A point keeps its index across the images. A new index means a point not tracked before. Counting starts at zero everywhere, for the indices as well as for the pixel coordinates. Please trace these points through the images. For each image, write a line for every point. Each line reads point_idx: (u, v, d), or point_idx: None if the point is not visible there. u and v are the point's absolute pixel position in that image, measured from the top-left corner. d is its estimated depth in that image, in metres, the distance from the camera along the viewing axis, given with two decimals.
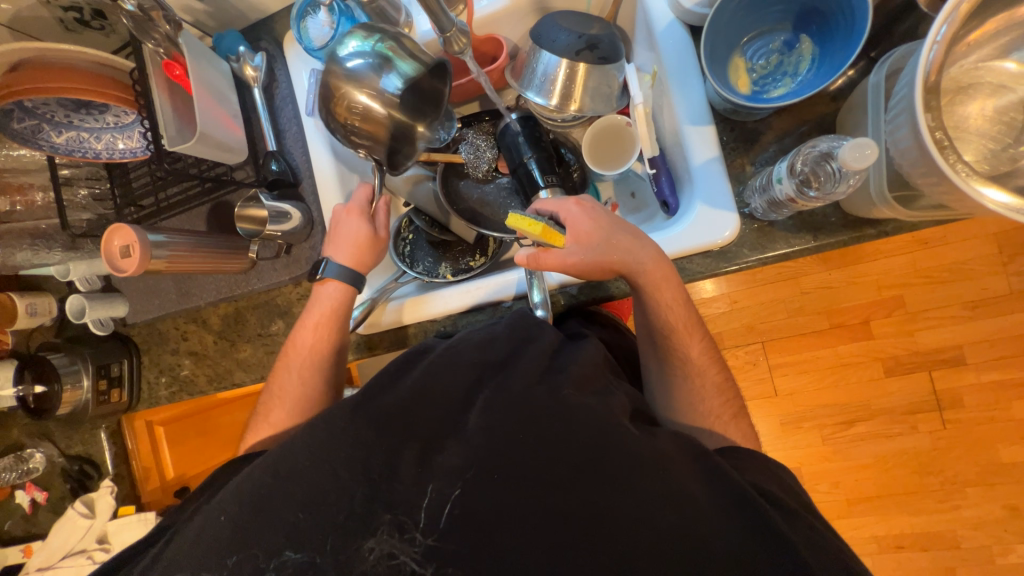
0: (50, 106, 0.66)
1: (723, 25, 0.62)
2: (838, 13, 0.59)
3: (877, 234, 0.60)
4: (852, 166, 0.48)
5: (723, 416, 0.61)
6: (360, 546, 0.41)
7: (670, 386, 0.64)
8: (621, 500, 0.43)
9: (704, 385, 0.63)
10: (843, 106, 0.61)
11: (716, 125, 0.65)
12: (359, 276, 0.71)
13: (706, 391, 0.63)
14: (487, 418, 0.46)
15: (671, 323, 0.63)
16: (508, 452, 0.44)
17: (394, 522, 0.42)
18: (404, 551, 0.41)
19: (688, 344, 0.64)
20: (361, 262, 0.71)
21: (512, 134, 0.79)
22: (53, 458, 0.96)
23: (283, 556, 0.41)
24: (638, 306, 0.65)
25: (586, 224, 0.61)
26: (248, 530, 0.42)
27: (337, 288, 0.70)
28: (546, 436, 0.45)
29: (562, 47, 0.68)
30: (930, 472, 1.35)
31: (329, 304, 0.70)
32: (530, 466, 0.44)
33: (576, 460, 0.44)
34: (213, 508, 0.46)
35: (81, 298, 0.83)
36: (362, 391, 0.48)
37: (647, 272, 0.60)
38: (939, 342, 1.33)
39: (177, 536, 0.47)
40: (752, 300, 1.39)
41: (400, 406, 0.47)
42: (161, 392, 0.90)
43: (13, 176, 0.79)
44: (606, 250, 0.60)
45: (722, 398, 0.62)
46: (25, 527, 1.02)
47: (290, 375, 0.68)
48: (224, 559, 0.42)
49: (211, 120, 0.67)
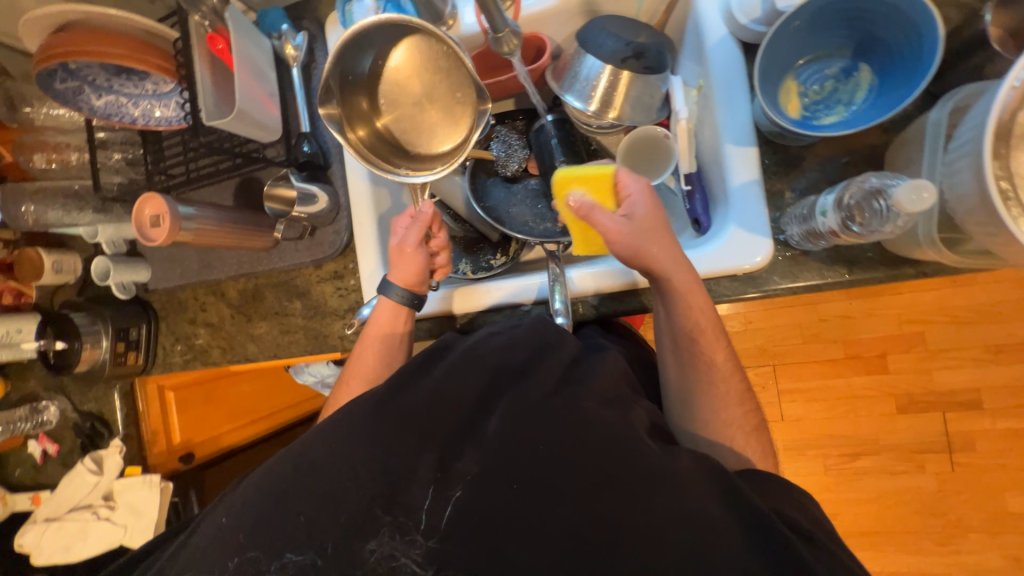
0: (92, 69, 0.65)
1: (780, 45, 0.61)
2: (903, 47, 0.58)
3: (914, 274, 0.59)
4: (905, 209, 0.47)
5: (745, 426, 0.60)
6: (360, 548, 0.42)
7: (690, 399, 0.63)
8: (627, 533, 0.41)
9: (726, 395, 0.61)
10: (895, 139, 0.60)
11: (759, 146, 0.64)
12: (404, 285, 0.68)
13: (730, 400, 0.61)
14: (497, 430, 0.46)
15: (696, 331, 0.61)
16: (515, 467, 0.44)
17: (395, 525, 0.42)
18: (405, 552, 0.42)
19: (714, 352, 0.62)
20: (401, 269, 0.68)
21: (545, 135, 0.79)
22: (66, 412, 0.99)
23: (284, 558, 0.42)
24: (665, 312, 0.63)
25: (644, 210, 0.61)
26: (254, 529, 0.43)
27: (389, 307, 0.68)
28: (557, 454, 0.44)
29: (607, 52, 0.66)
30: (932, 513, 1.32)
31: (381, 319, 0.68)
32: (538, 484, 0.43)
33: (585, 484, 0.43)
34: (227, 501, 0.47)
35: (107, 260, 0.85)
36: (383, 389, 0.49)
37: (681, 276, 0.59)
38: (957, 383, 1.30)
39: (194, 530, 0.48)
40: (768, 322, 1.37)
41: (417, 408, 0.47)
42: (176, 358, 0.91)
43: (52, 136, 0.80)
44: (658, 242, 0.60)
45: (744, 408, 0.61)
46: (33, 476, 1.04)
47: (343, 387, 0.68)
48: (227, 560, 0.43)
49: (250, 97, 0.68)
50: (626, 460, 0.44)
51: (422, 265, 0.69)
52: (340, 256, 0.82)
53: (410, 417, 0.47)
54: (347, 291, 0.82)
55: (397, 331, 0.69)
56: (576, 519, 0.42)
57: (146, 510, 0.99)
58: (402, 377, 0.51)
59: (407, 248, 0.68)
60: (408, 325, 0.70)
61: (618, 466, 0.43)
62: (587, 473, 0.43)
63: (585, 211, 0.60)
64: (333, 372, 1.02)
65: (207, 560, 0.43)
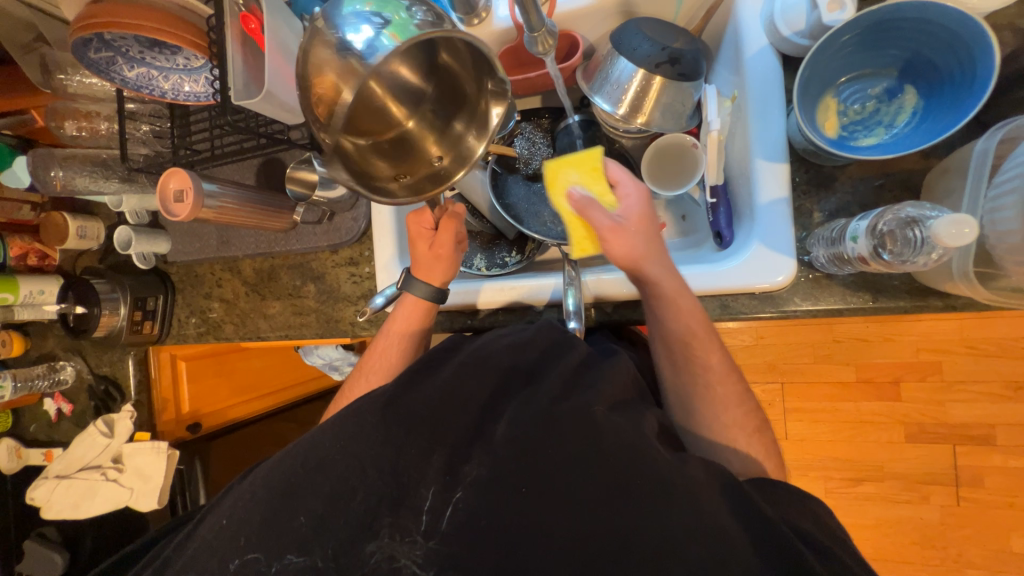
0: (126, 41, 0.65)
1: (824, 60, 0.59)
2: (953, 68, 0.56)
3: (942, 307, 0.57)
4: (946, 243, 0.45)
5: (745, 426, 0.59)
6: (361, 549, 0.43)
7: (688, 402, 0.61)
8: (623, 557, 0.41)
9: (719, 394, 0.60)
10: (935, 165, 0.58)
11: (790, 164, 0.62)
12: (435, 289, 0.69)
13: (725, 398, 0.60)
14: (499, 441, 0.46)
15: (688, 335, 0.60)
16: (515, 478, 0.44)
17: (395, 526, 0.44)
18: (404, 554, 0.43)
19: (708, 357, 0.60)
20: (434, 275, 0.69)
21: (570, 136, 0.79)
22: (82, 374, 1.02)
23: (285, 560, 0.44)
24: (656, 317, 0.61)
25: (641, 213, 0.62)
26: (254, 531, 0.45)
27: (412, 304, 0.69)
28: (558, 472, 0.44)
29: (641, 56, 0.65)
30: (932, 546, 1.30)
31: (402, 316, 0.69)
32: (539, 497, 0.43)
33: (585, 505, 0.43)
34: (233, 499, 0.49)
35: (129, 230, 0.86)
36: (390, 391, 0.50)
37: (669, 280, 0.59)
38: (970, 417, 1.27)
39: (203, 523, 0.50)
40: (779, 338, 1.34)
41: (418, 411, 0.49)
42: (190, 330, 0.93)
43: (82, 103, 0.81)
44: (655, 245, 0.60)
45: (744, 408, 0.60)
46: (47, 433, 1.07)
47: (360, 379, 0.69)
48: (227, 562, 0.44)
49: (280, 79, 0.67)
50: (629, 480, 0.43)
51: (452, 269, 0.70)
52: (356, 243, 0.83)
53: (416, 417, 0.48)
54: (362, 278, 0.82)
55: (420, 330, 0.70)
56: (573, 541, 0.42)
57: (153, 474, 1.01)
58: (404, 380, 0.52)
59: (439, 249, 0.69)
60: (428, 325, 0.71)
61: (620, 486, 0.43)
62: (586, 487, 0.43)
63: (582, 207, 0.62)
64: (342, 355, 1.02)
65: (212, 551, 0.45)
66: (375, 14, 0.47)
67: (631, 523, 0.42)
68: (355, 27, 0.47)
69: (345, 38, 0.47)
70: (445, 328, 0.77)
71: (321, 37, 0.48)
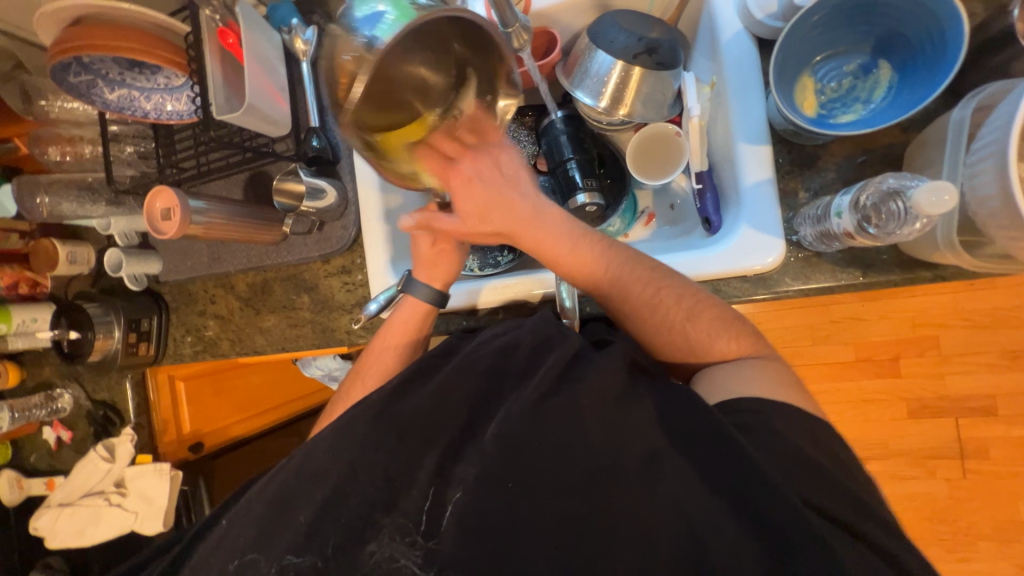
0: (105, 63, 0.64)
1: (797, 41, 0.60)
2: (925, 40, 0.56)
3: (932, 278, 0.58)
4: (926, 211, 0.46)
5: (676, 323, 0.58)
6: (361, 550, 0.43)
7: (613, 303, 0.61)
8: (626, 540, 0.41)
9: (632, 297, 0.59)
10: (914, 138, 0.58)
11: (773, 145, 0.63)
12: (437, 292, 0.69)
13: (636, 299, 0.59)
14: (495, 434, 0.46)
15: (636, 305, 0.59)
16: (512, 471, 0.44)
17: (396, 526, 0.44)
18: (405, 554, 0.42)
19: (674, 325, 0.58)
20: (434, 276, 0.70)
21: (555, 132, 0.76)
22: (80, 401, 1.00)
23: (285, 560, 0.43)
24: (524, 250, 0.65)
25: (473, 194, 0.61)
26: (257, 535, 0.45)
27: (413, 307, 0.70)
28: (557, 461, 0.44)
29: (619, 47, 0.65)
30: (943, 520, 1.31)
31: (402, 317, 0.70)
32: (540, 487, 0.44)
33: (586, 491, 0.43)
34: (239, 509, 0.49)
35: (119, 252, 0.86)
36: (383, 399, 0.51)
37: (555, 246, 0.62)
38: (970, 389, 1.27)
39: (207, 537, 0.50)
40: (778, 323, 1.31)
41: (416, 410, 0.49)
42: (185, 349, 0.92)
43: (66, 128, 0.80)
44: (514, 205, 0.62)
45: (670, 303, 0.58)
46: (49, 462, 1.06)
47: (355, 386, 0.68)
48: (230, 562, 0.45)
49: (260, 92, 0.68)
50: (628, 465, 0.43)
51: (454, 266, 0.71)
52: (348, 251, 0.83)
53: (414, 419, 0.49)
54: (355, 286, 0.82)
55: (422, 335, 0.70)
56: (575, 531, 0.42)
57: (156, 497, 1.01)
58: (399, 386, 0.52)
59: (442, 244, 0.70)
60: (426, 329, 0.71)
61: (621, 471, 0.43)
62: (587, 472, 0.43)
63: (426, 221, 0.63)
64: (341, 365, 1.02)
65: (223, 558, 0.46)
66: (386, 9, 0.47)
67: (631, 506, 0.42)
68: (368, 22, 0.47)
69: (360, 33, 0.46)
70: (440, 331, 0.77)
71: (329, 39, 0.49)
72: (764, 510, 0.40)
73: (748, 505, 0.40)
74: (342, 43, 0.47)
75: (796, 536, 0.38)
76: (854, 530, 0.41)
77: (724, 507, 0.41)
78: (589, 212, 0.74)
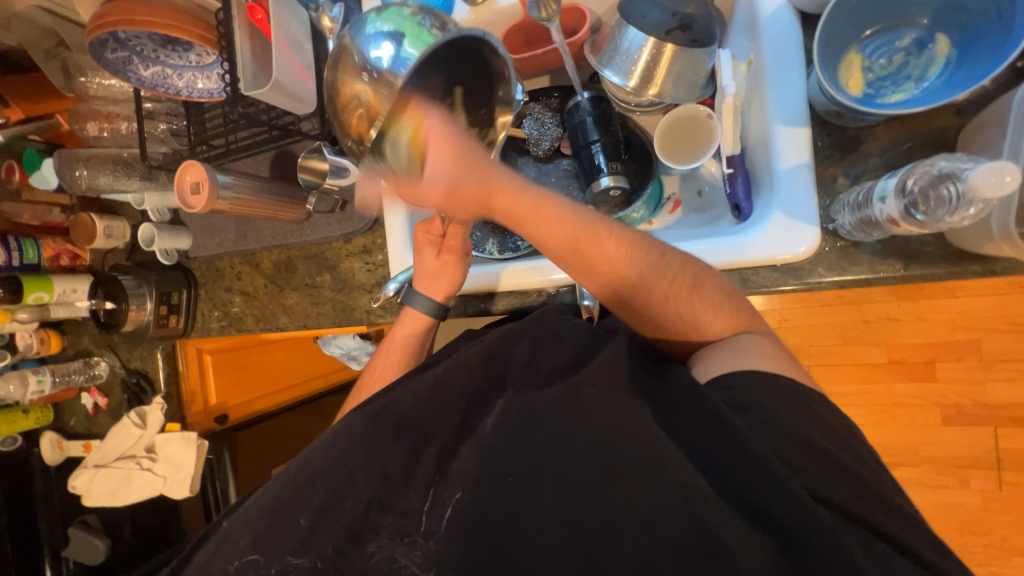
0: (141, 40, 0.66)
1: (843, 16, 0.56)
2: (991, 12, 0.52)
3: (981, 273, 0.54)
4: (984, 194, 0.43)
5: (681, 293, 0.55)
6: (361, 550, 0.43)
7: (630, 300, 0.57)
8: (631, 551, 0.39)
9: (649, 288, 0.55)
10: (971, 120, 0.54)
11: (812, 127, 0.60)
12: (437, 304, 0.70)
13: (652, 287, 0.55)
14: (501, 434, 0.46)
15: (655, 293, 0.55)
16: (505, 468, 0.44)
17: (397, 526, 0.44)
18: (404, 554, 0.43)
19: (701, 313, 0.56)
20: (433, 289, 0.70)
21: (580, 113, 0.74)
22: (115, 368, 1.06)
23: (286, 560, 0.44)
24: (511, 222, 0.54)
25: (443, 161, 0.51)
26: (256, 537, 0.46)
27: (414, 318, 0.71)
28: (565, 459, 0.44)
29: (651, 23, 0.63)
30: (973, 532, 1.25)
31: (403, 330, 0.71)
32: (544, 491, 0.43)
33: (590, 496, 0.42)
34: (246, 509, 0.49)
35: (151, 227, 0.88)
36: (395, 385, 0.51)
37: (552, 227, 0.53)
38: (1011, 398, 1.20)
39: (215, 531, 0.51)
40: (804, 320, 1.27)
41: None
42: (213, 324, 0.95)
43: (103, 105, 0.83)
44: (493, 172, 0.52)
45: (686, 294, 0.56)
46: (86, 426, 1.12)
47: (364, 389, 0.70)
48: (229, 563, 0.45)
49: (287, 68, 0.67)
50: (639, 469, 0.41)
51: (457, 278, 0.70)
52: (368, 230, 0.83)
53: None
54: (375, 266, 0.83)
55: (418, 340, 0.71)
56: (578, 535, 0.40)
57: (185, 464, 1.04)
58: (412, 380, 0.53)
59: (446, 255, 0.69)
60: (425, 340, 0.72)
61: (632, 473, 0.41)
62: (591, 472, 0.43)
63: None
64: (359, 345, 1.04)
65: (227, 553, 0.46)
66: (390, 30, 0.51)
67: (641, 515, 0.40)
68: (376, 45, 0.50)
69: (367, 55, 0.51)
70: (459, 313, 0.77)
71: (345, 55, 0.52)
72: (776, 522, 0.38)
73: (760, 518, 0.39)
74: (352, 69, 0.51)
75: (809, 552, 0.36)
76: (887, 550, 0.37)
77: (733, 518, 0.39)
78: (612, 197, 0.72)
